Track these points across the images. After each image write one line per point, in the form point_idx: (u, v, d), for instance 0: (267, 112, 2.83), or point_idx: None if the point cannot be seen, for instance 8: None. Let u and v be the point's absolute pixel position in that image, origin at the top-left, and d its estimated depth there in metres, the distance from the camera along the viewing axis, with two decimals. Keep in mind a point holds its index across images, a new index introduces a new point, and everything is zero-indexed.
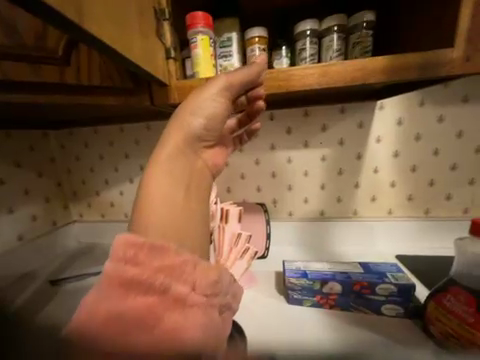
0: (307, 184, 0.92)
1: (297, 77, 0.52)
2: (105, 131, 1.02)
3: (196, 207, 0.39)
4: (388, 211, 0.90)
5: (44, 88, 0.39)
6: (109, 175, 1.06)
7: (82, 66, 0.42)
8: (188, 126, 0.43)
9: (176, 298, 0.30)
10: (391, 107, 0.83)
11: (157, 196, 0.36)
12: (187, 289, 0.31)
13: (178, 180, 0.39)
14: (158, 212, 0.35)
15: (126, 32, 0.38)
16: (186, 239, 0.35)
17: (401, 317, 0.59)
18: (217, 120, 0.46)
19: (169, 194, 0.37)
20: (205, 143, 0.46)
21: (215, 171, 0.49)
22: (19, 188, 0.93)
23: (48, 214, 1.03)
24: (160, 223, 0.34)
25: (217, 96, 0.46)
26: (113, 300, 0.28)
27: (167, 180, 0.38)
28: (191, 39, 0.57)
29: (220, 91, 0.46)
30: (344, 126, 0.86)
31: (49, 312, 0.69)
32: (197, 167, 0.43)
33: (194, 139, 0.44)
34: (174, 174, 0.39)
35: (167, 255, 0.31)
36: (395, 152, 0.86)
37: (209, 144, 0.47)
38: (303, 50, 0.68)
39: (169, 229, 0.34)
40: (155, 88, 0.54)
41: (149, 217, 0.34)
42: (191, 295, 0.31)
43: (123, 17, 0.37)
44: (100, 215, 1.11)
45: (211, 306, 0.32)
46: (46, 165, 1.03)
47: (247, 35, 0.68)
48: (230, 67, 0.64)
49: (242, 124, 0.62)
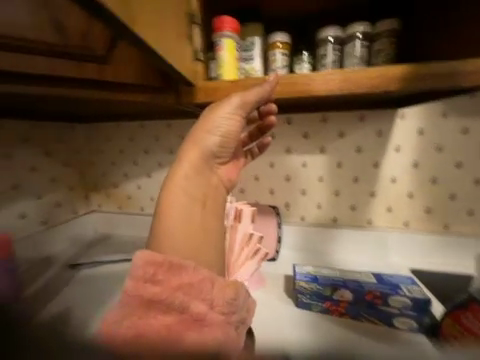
0: (321, 189, 0.92)
1: (318, 82, 0.52)
2: (128, 127, 1.08)
3: (207, 219, 0.46)
4: (404, 223, 0.87)
5: (85, 83, 0.44)
6: (129, 169, 1.11)
7: (118, 65, 0.46)
8: (203, 146, 0.49)
9: (196, 316, 0.37)
10: (413, 116, 0.81)
11: (175, 212, 0.44)
12: (205, 307, 0.38)
13: (193, 198, 0.46)
14: (175, 224, 0.44)
15: (160, 35, 0.41)
16: (199, 254, 0.43)
17: (415, 333, 0.57)
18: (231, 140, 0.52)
19: (186, 212, 0.45)
20: (220, 159, 0.52)
21: (230, 185, 0.55)
22: (47, 176, 1.00)
23: (71, 203, 1.10)
24: (179, 234, 0.43)
25: (232, 116, 0.51)
26: (135, 317, 0.35)
27: (184, 198, 0.46)
28: (217, 43, 0.60)
29: (234, 111, 0.50)
30: (362, 133, 0.85)
31: (65, 297, 0.73)
32: (211, 182, 0.50)
33: (209, 157, 0.50)
34: (189, 192, 0.46)
35: (185, 273, 0.39)
36: (415, 163, 0.83)
37: (224, 160, 0.53)
38: (325, 56, 0.68)
39: (185, 241, 0.43)
40: (181, 87, 0.57)
41: (168, 230, 0.43)
42: (209, 313, 0.38)
43: (159, 21, 0.40)
44: (117, 207, 1.16)
45: (228, 323, 0.38)
46: (72, 157, 1.10)
47: (270, 40, 0.69)
48: (252, 71, 0.66)
49: (253, 138, 0.65)
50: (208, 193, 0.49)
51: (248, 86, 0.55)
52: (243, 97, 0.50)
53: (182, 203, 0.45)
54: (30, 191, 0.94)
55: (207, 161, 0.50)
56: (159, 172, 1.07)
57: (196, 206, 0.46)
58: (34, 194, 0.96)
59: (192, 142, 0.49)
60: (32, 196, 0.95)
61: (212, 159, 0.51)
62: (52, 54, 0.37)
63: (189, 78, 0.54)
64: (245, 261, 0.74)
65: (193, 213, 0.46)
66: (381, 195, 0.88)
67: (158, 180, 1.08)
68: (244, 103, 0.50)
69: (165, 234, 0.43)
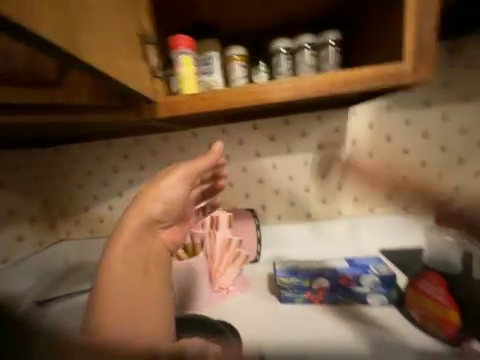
0: (293, 188, 0.97)
1: (273, 91, 0.57)
2: (93, 147, 1.04)
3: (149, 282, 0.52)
4: (369, 209, 0.96)
5: (35, 108, 0.41)
6: (98, 190, 1.06)
7: (73, 86, 0.44)
8: (148, 212, 0.57)
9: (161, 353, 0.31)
10: (362, 113, 0.91)
11: (115, 283, 0.48)
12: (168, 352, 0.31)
13: (134, 266, 0.51)
14: (114, 292, 0.47)
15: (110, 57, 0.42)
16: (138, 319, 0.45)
17: (386, 305, 0.64)
18: (174, 206, 0.60)
19: (123, 283, 0.49)
20: (162, 225, 0.59)
21: (173, 247, 0.61)
22: (3, 209, 0.91)
23: (35, 234, 1.01)
24: (116, 305, 0.46)
25: (179, 184, 0.60)
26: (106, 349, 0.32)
27: (123, 267, 0.50)
28: (175, 59, 0.62)
29: (179, 180, 0.60)
30: (322, 131, 0.93)
31: None
32: (153, 248, 0.56)
33: (152, 224, 0.57)
34: (130, 259, 0.52)
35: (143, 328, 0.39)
36: (370, 154, 0.93)
37: (166, 226, 0.60)
38: (278, 65, 0.74)
39: (120, 309, 0.45)
40: (142, 105, 0.58)
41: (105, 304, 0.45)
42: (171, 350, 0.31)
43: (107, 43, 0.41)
44: (89, 232, 1.09)
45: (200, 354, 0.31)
46: (31, 185, 1.02)
47: (227, 53, 0.73)
48: (213, 83, 0.69)
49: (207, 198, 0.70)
50: (146, 260, 0.53)
51: (207, 98, 0.58)
52: (188, 168, 0.61)
53: (123, 273, 0.50)
54: None
55: (148, 225, 0.57)
56: (131, 189, 1.04)
57: (138, 273, 0.51)
58: None
59: (137, 210, 0.56)
60: None
61: (151, 225, 0.57)
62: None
63: (148, 95, 0.55)
64: (226, 267, 0.77)
65: (132, 282, 0.49)
66: (346, 186, 0.96)
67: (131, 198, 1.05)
68: (189, 173, 0.60)
69: (105, 311, 0.44)
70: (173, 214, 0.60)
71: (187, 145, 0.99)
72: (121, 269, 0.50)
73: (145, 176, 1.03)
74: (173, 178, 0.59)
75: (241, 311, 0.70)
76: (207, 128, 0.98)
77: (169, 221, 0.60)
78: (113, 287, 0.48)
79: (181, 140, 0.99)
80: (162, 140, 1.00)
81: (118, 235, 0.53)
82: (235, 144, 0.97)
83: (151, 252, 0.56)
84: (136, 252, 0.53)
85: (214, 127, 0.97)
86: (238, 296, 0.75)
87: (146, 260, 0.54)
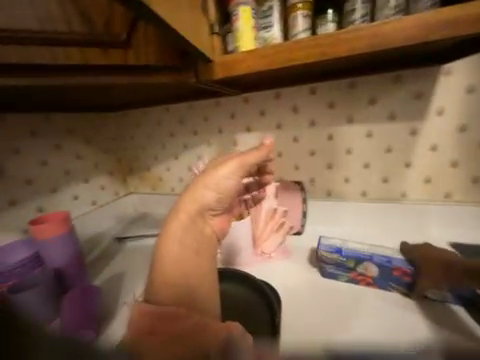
0: (350, 163, 0.88)
1: (344, 41, 0.48)
2: (154, 112, 1.13)
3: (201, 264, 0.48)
4: (444, 195, 0.80)
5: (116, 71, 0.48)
6: (158, 152, 1.18)
7: (140, 46, 0.47)
8: (201, 199, 0.53)
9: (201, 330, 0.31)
10: (462, 72, 0.70)
11: (170, 256, 0.47)
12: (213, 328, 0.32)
13: (188, 247, 0.49)
14: (170, 267, 0.45)
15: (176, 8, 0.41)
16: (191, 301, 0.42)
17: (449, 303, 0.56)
18: (226, 198, 0.56)
19: (174, 266, 0.45)
20: (215, 211, 0.56)
21: (222, 235, 0.58)
22: (91, 163, 1.13)
23: (113, 185, 1.23)
24: (169, 283, 0.43)
25: (231, 174, 0.55)
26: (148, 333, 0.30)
27: (178, 247, 0.48)
28: (233, 13, 0.57)
29: (233, 171, 0.55)
30: (397, 97, 0.77)
31: (121, 267, 0.88)
32: (206, 234, 0.53)
33: (205, 208, 0.54)
34: (184, 243, 0.49)
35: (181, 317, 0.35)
36: (462, 126, 0.74)
37: (218, 213, 0.57)
38: (353, 11, 0.61)
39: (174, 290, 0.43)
40: (200, 65, 0.57)
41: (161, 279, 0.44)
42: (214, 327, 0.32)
43: None
44: (151, 188, 1.26)
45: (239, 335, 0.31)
46: (108, 144, 1.21)
47: (290, 1, 0.64)
48: (272, 39, 0.62)
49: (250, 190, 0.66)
50: (195, 243, 0.50)
51: (267, 55, 0.53)
52: (241, 160, 0.56)
53: (175, 257, 0.46)
54: (79, 177, 1.08)
55: (202, 211, 0.54)
56: (186, 154, 1.13)
57: (189, 256, 0.47)
58: (82, 179, 1.10)
59: (192, 195, 0.54)
60: (81, 181, 1.09)
61: (202, 211, 0.53)
62: (85, 45, 0.40)
63: (207, 54, 0.54)
64: (269, 234, 0.81)
65: (182, 266, 0.45)
66: (418, 165, 0.81)
67: (185, 162, 1.14)
68: (242, 165, 0.56)
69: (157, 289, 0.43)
70: (225, 203, 0.56)
71: (238, 112, 0.98)
72: (173, 252, 0.47)
73: (198, 142, 1.08)
74: (227, 169, 0.55)
75: (281, 276, 0.73)
76: (259, 93, 0.93)
77: (222, 209, 0.56)
78: (167, 268, 0.45)
79: (232, 106, 0.98)
80: (215, 106, 1.01)
81: (174, 217, 0.51)
82: (289, 111, 0.90)
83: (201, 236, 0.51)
84: (189, 234, 0.50)
85: (267, 92, 0.92)
86: (278, 262, 0.78)
87: (197, 245, 0.50)
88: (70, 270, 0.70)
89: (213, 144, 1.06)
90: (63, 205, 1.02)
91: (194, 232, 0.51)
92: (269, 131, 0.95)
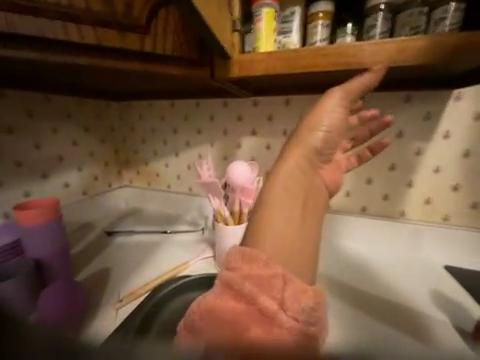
0: (353, 177, 0.87)
1: (369, 51, 0.48)
2: (159, 105, 1.10)
3: (303, 224, 0.43)
4: (443, 217, 0.80)
5: (129, 56, 0.47)
6: (158, 146, 1.15)
7: (158, 33, 0.48)
8: (309, 143, 0.46)
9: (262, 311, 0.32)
10: (471, 96, 0.71)
11: (279, 204, 0.42)
12: (276, 305, 0.32)
13: (296, 200, 0.43)
14: (277, 223, 0.41)
15: None
16: (291, 265, 0.38)
17: None
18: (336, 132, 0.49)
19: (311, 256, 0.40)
20: (320, 156, 0.48)
21: (331, 187, 0.52)
22: (86, 151, 1.08)
23: (106, 176, 1.17)
24: (280, 247, 0.39)
25: (336, 109, 0.48)
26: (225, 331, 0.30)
27: (288, 196, 0.43)
28: (255, 13, 0.57)
29: (337, 105, 0.48)
30: (406, 116, 0.78)
31: (93, 268, 0.78)
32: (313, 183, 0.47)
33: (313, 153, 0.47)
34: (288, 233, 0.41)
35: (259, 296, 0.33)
36: (465, 151, 0.74)
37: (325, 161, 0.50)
38: (373, 26, 0.61)
39: (291, 259, 0.39)
40: (216, 61, 0.56)
41: (271, 214, 0.41)
42: (280, 313, 0.32)
43: None
44: (146, 183, 1.21)
45: (296, 333, 0.30)
46: (107, 133, 1.16)
47: (311, 10, 0.63)
48: (290, 45, 0.61)
49: None
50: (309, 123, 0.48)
51: (286, 57, 0.52)
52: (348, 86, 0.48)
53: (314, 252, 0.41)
54: (72, 163, 1.03)
55: (312, 158, 0.47)
56: (187, 151, 1.09)
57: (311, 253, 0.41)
58: (75, 166, 1.04)
59: (296, 142, 0.47)
60: (74, 169, 1.04)
61: (316, 158, 0.48)
62: (103, 25, 0.41)
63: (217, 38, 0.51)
64: None
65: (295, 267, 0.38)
66: (420, 185, 0.81)
67: (185, 160, 1.11)
68: (349, 91, 0.48)
69: (266, 229, 0.40)
70: (331, 145, 0.49)
71: (245, 114, 0.97)
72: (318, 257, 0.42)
73: (200, 140, 1.06)
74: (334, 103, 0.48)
75: None
76: (269, 97, 0.92)
77: (317, 182, 0.48)
78: (288, 180, 0.44)
79: (240, 108, 0.97)
80: (222, 106, 1.00)
81: (283, 174, 0.45)
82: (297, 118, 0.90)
83: (341, 118, 0.49)
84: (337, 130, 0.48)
85: (276, 98, 0.91)
86: None
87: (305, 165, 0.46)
88: (55, 268, 0.61)
89: (216, 145, 1.03)
90: (51, 192, 0.97)
91: (342, 110, 0.49)
92: (275, 136, 0.94)
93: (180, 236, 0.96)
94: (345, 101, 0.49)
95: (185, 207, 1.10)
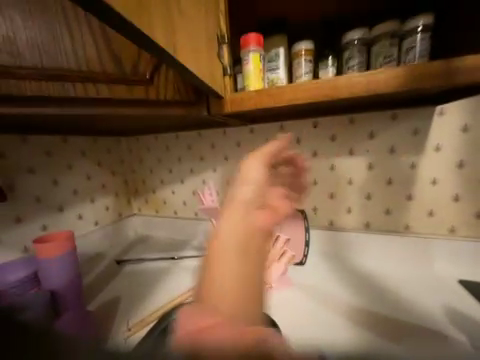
0: (353, 192, 0.89)
1: (345, 84, 0.54)
2: (165, 138, 1.20)
3: (244, 274, 0.38)
4: (449, 229, 0.79)
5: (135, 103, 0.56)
6: (165, 175, 1.22)
7: (160, 83, 0.57)
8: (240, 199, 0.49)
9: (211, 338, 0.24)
10: (455, 111, 0.75)
11: (219, 264, 0.39)
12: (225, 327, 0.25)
13: (235, 251, 0.41)
14: (220, 281, 0.37)
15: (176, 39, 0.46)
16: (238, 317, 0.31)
17: None
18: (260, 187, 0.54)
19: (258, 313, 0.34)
20: (255, 209, 0.49)
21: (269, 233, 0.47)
22: (98, 183, 1.16)
23: (117, 206, 1.24)
24: (223, 301, 0.34)
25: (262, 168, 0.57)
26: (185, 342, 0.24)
27: (229, 255, 0.40)
28: (244, 57, 0.65)
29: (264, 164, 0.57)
30: (395, 132, 0.82)
31: (103, 296, 0.80)
32: (251, 227, 0.45)
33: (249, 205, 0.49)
34: (233, 287, 0.36)
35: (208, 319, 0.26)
36: (459, 162, 0.76)
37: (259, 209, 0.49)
38: (350, 59, 0.69)
39: (237, 309, 0.33)
40: (211, 99, 0.64)
41: (216, 278, 0.37)
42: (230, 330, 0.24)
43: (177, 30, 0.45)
44: (155, 210, 1.26)
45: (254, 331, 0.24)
46: (118, 166, 1.25)
47: (293, 49, 0.72)
48: (277, 80, 0.69)
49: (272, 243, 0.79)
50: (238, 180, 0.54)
51: (273, 94, 0.59)
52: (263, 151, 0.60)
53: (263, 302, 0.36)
54: (85, 196, 1.10)
55: (248, 213, 0.47)
56: (192, 178, 1.15)
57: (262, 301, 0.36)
58: (88, 198, 1.12)
59: (228, 210, 0.48)
60: (87, 201, 1.11)
61: (252, 209, 0.49)
62: (114, 81, 0.50)
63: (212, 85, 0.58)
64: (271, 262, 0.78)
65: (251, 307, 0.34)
66: (420, 198, 0.81)
67: (190, 186, 1.16)
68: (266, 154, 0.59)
69: (210, 293, 0.36)
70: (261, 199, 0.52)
71: (244, 140, 1.03)
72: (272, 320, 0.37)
73: (204, 167, 1.12)
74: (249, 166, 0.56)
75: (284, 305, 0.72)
76: (265, 124, 0.99)
77: (261, 234, 0.45)
78: (231, 223, 0.45)
79: (239, 135, 1.04)
80: (222, 135, 1.07)
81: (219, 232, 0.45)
82: (292, 141, 0.96)
83: (266, 175, 0.56)
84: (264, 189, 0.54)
85: (271, 124, 0.98)
86: (281, 292, 0.76)
87: (251, 206, 0.49)
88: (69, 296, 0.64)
89: (218, 170, 1.09)
90: (66, 224, 1.03)
91: (266, 167, 0.58)
92: None
93: (188, 262, 0.97)
94: (266, 161, 0.58)
95: (195, 232, 1.14)
